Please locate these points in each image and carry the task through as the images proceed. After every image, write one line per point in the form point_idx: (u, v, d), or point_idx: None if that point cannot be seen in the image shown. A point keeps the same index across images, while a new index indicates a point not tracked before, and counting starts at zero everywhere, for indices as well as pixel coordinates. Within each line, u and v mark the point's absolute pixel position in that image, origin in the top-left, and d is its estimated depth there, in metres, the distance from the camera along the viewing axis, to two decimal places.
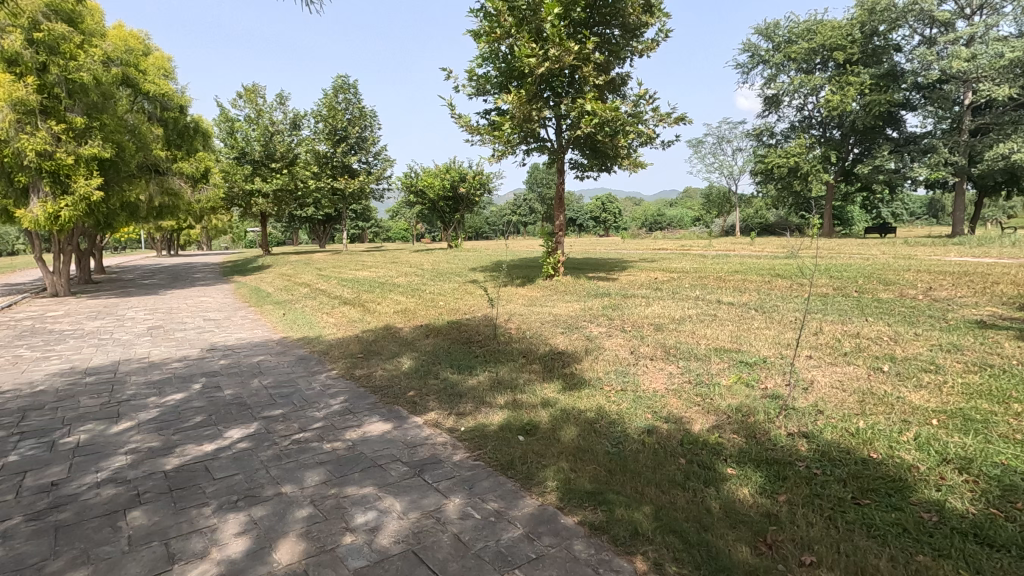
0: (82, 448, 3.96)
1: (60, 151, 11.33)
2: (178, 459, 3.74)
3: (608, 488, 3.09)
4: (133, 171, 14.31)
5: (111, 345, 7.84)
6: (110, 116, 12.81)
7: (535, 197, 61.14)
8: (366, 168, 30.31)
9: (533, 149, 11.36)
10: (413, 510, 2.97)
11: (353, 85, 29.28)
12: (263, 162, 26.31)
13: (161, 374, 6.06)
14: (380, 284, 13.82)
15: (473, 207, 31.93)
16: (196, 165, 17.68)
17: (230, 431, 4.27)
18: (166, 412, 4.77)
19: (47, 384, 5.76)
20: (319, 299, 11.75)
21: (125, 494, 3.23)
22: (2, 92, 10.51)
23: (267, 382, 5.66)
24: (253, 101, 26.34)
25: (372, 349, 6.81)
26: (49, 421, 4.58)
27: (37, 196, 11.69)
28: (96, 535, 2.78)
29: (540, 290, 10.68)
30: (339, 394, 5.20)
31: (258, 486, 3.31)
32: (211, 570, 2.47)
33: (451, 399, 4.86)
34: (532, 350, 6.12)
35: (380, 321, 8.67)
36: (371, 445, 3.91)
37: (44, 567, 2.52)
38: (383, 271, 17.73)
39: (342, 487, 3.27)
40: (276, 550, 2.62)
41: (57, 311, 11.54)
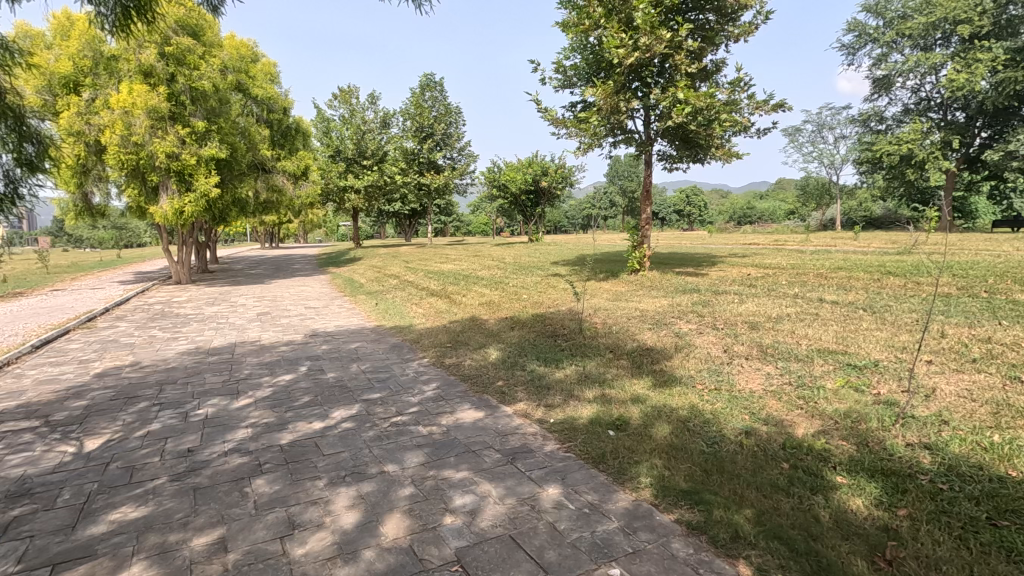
0: (211, 420, 4.42)
1: (185, 152, 12.55)
2: (291, 435, 4.06)
3: (706, 489, 3.01)
4: (243, 170, 15.63)
5: (227, 329, 8.63)
6: (225, 119, 14.13)
7: (616, 190, 59.73)
8: (450, 164, 31.07)
9: (620, 141, 11.19)
10: (509, 496, 3.06)
11: (439, 82, 30.15)
12: (355, 160, 27.74)
13: (271, 357, 6.61)
14: (463, 277, 14.16)
15: (554, 200, 31.85)
16: (297, 163, 19.04)
17: (335, 411, 4.58)
18: (278, 391, 5.20)
19: (177, 362, 6.45)
20: (407, 290, 12.25)
21: (249, 464, 3.57)
22: (140, 101, 11.78)
23: (365, 367, 6.02)
24: (347, 102, 27.85)
25: (460, 339, 7.02)
26: (182, 394, 5.14)
27: (166, 193, 13.01)
28: (228, 498, 3.10)
29: (625, 285, 10.48)
30: (431, 381, 5.42)
31: (363, 464, 3.54)
32: (327, 538, 2.68)
33: (539, 390, 4.92)
34: (619, 346, 6.05)
35: (467, 313, 8.91)
36: (464, 432, 4.05)
37: (188, 523, 2.85)
38: (467, 264, 18.10)
39: (440, 469, 3.42)
40: (384, 524, 2.80)
41: (181, 297, 12.86)
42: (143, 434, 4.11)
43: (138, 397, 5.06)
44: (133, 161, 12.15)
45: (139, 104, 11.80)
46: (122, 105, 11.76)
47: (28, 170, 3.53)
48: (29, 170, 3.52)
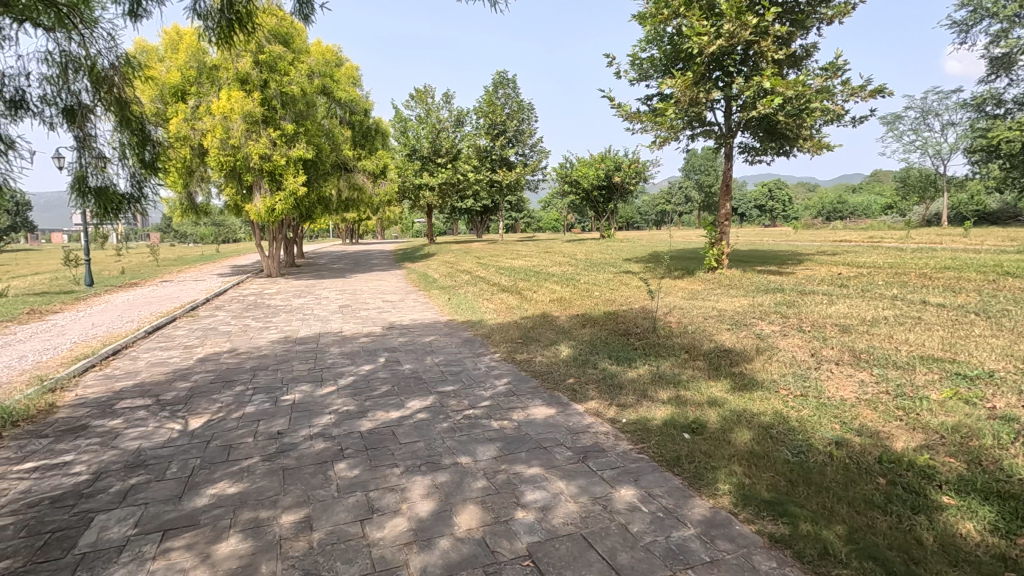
0: (298, 405, 4.70)
1: (276, 153, 13.44)
2: (371, 423, 4.25)
3: (790, 500, 2.84)
4: (327, 170, 16.49)
5: (312, 320, 9.15)
6: (312, 122, 14.99)
7: (692, 184, 57.44)
8: (522, 160, 31.27)
9: (698, 134, 10.77)
10: (582, 495, 3.04)
11: (511, 80, 30.83)
12: (430, 158, 28.48)
13: (352, 347, 6.93)
14: (534, 273, 14.18)
15: (626, 195, 31.17)
16: (376, 162, 19.82)
17: (411, 402, 4.74)
18: (358, 380, 5.45)
19: (269, 349, 6.92)
20: (479, 286, 12.43)
21: (332, 449, 3.77)
22: (237, 107, 12.74)
23: (438, 360, 6.19)
24: (423, 102, 28.63)
25: (531, 335, 7.05)
26: (273, 380, 5.52)
27: (259, 192, 13.96)
28: (313, 480, 3.29)
29: (702, 284, 10.08)
30: (503, 376, 5.48)
31: (437, 455, 3.64)
32: (404, 525, 2.77)
33: (611, 389, 4.84)
34: (695, 346, 5.84)
35: (538, 309, 8.92)
36: (536, 428, 4.06)
37: (279, 500, 3.05)
38: (537, 260, 18.09)
39: (512, 464, 3.45)
40: (458, 515, 2.86)
41: (272, 289, 13.77)
42: (239, 416, 4.45)
43: (235, 381, 5.47)
44: (230, 163, 13.13)
45: (237, 110, 12.75)
46: (222, 111, 12.76)
47: (146, 172, 3.80)
48: (147, 171, 3.80)
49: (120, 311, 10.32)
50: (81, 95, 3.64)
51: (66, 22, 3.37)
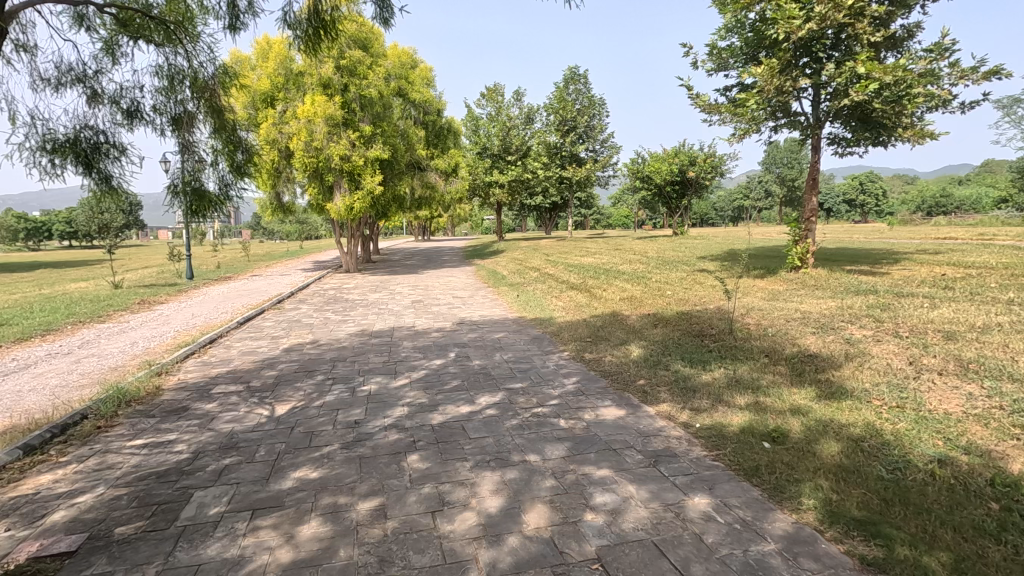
0: (373, 397, 4.90)
1: (355, 154, 14.05)
2: (442, 416, 4.35)
3: (884, 521, 2.63)
4: (402, 169, 17.02)
5: (387, 314, 9.50)
6: (388, 123, 15.53)
7: (773, 178, 54.41)
8: (592, 156, 30.91)
9: (782, 125, 10.19)
10: (653, 501, 2.96)
11: (583, 75, 30.46)
12: (501, 156, 28.73)
13: (424, 341, 7.13)
14: (604, 271, 13.98)
15: (701, 191, 30.04)
16: (448, 161, 20.24)
17: (481, 398, 4.80)
18: (430, 374, 5.60)
19: (347, 342, 7.25)
20: (548, 284, 12.41)
21: (405, 440, 3.89)
22: (321, 111, 13.43)
23: (507, 356, 6.24)
24: (494, 100, 28.95)
25: (601, 334, 6.95)
26: (350, 371, 5.78)
27: (339, 191, 14.66)
28: (387, 470, 3.41)
29: (783, 284, 9.53)
30: (572, 375, 5.44)
31: (506, 451, 3.66)
32: (473, 519, 2.82)
33: (684, 392, 4.69)
34: (777, 350, 5.53)
35: (607, 308, 8.79)
36: (605, 429, 4.00)
37: (355, 487, 3.19)
38: (607, 258, 17.82)
39: (580, 465, 3.41)
40: (527, 513, 2.87)
41: (350, 284, 14.42)
42: (320, 405, 4.69)
43: (316, 371, 5.78)
44: (313, 164, 13.86)
45: (320, 113, 13.45)
46: (307, 115, 13.49)
47: (238, 175, 4.07)
48: (239, 175, 4.06)
49: (216, 302, 11.18)
50: (184, 104, 3.95)
51: (174, 38, 3.69)
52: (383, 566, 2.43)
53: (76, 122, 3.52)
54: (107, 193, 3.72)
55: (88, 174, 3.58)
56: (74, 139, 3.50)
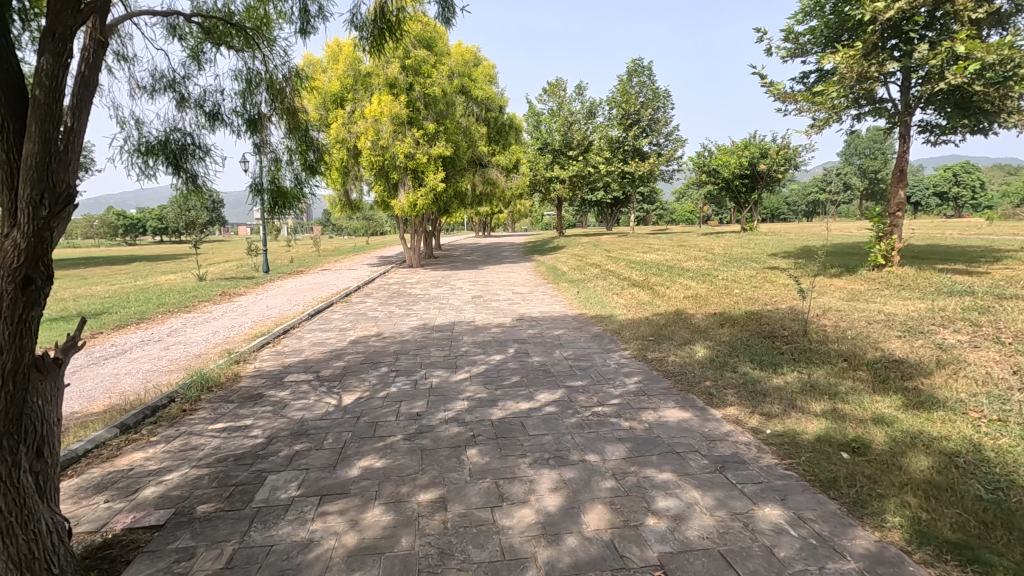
0: (435, 390, 4.99)
1: (419, 152, 14.36)
2: (501, 412, 4.36)
3: (984, 546, 2.39)
4: (464, 166, 17.25)
5: (448, 309, 9.68)
6: (451, 120, 15.76)
7: (853, 170, 50.99)
8: (656, 150, 30.13)
9: (866, 113, 9.51)
10: (719, 508, 2.83)
11: (648, 66, 29.71)
12: (562, 151, 28.55)
13: (484, 337, 7.19)
14: (667, 268, 13.60)
15: (773, 184, 28.59)
16: (509, 157, 20.31)
17: (540, 394, 4.78)
18: (490, 369, 5.64)
19: (409, 335, 7.44)
20: (609, 280, 12.21)
21: (465, 434, 3.93)
22: (387, 110, 13.81)
23: (567, 353, 6.19)
24: (556, 95, 28.80)
25: (664, 333, 6.76)
26: (412, 364, 5.92)
27: (404, 189, 15.04)
28: (448, 463, 3.45)
29: (864, 283, 8.90)
30: (633, 374, 5.31)
31: (565, 449, 3.62)
32: (532, 517, 2.80)
33: (753, 396, 4.47)
34: (857, 354, 5.16)
35: (671, 306, 8.54)
36: (668, 431, 3.88)
37: (417, 478, 3.25)
38: (671, 254, 17.32)
39: (642, 467, 3.33)
40: (586, 513, 2.82)
41: (413, 279, 14.79)
42: (384, 396, 4.83)
43: (381, 363, 5.96)
44: (379, 162, 14.28)
45: (386, 113, 13.84)
46: (374, 114, 13.91)
47: (309, 173, 4.25)
48: (310, 173, 4.24)
49: (289, 295, 11.77)
50: (260, 106, 4.15)
51: (252, 43, 3.88)
52: (443, 558, 2.46)
53: (167, 125, 3.77)
54: (193, 191, 3.98)
55: (177, 173, 3.85)
56: (165, 141, 3.75)
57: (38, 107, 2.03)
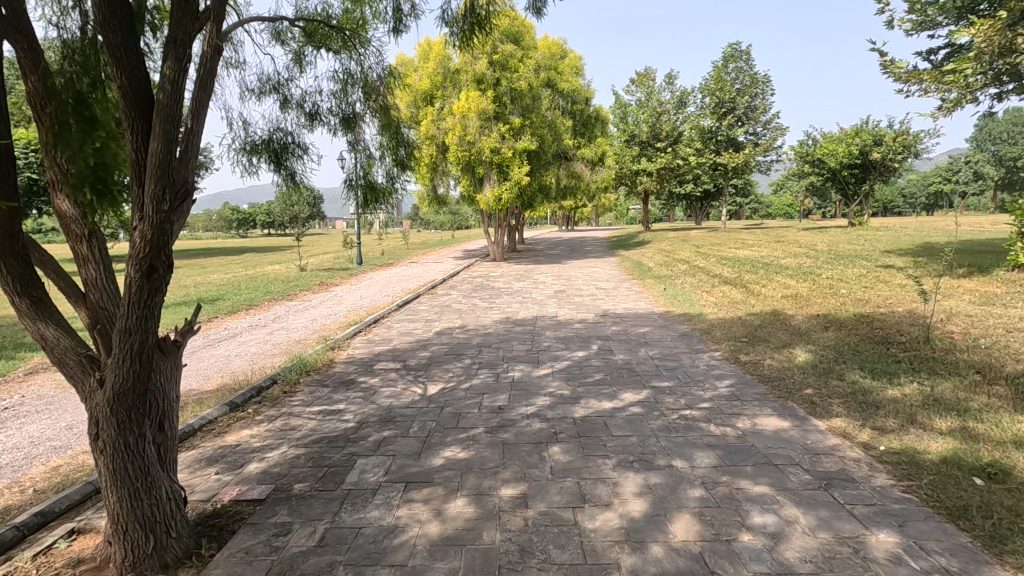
0: (516, 384, 4.98)
1: (505, 146, 14.47)
2: (584, 410, 4.27)
3: None
4: (549, 159, 17.19)
5: (531, 303, 9.68)
6: (537, 114, 15.74)
7: (986, 157, 45.18)
8: (753, 140, 28.41)
9: (1008, 91, 8.34)
10: (822, 530, 2.58)
11: (746, 50, 28.02)
12: (650, 143, 27.67)
13: (566, 332, 7.11)
14: (763, 265, 12.77)
15: (888, 174, 26.00)
16: (594, 150, 19.98)
17: (624, 394, 4.63)
18: (572, 365, 5.56)
19: (492, 328, 7.52)
20: (698, 277, 11.67)
21: (547, 430, 3.89)
22: (474, 106, 14.02)
23: (653, 352, 5.96)
24: (644, 85, 27.92)
25: (760, 335, 6.32)
26: (495, 357, 5.96)
27: (489, 183, 15.24)
28: (529, 459, 3.42)
29: (1000, 286, 7.83)
30: (725, 377, 5.01)
31: (651, 453, 3.48)
32: (615, 521, 2.70)
33: (863, 408, 4.05)
34: (992, 368, 4.53)
35: (767, 306, 7.99)
36: (765, 440, 3.61)
37: (499, 472, 3.25)
38: (767, 250, 16.25)
39: (735, 477, 3.12)
40: (673, 523, 2.68)
41: (496, 272, 14.95)
42: (467, 387, 4.90)
43: (464, 355, 6.06)
44: (466, 158, 14.55)
45: (473, 109, 14.05)
46: (462, 111, 14.18)
47: (400, 168, 4.38)
48: (400, 169, 4.37)
49: (379, 286, 12.33)
50: (355, 105, 4.30)
51: (349, 44, 4.03)
52: (523, 556, 2.44)
53: (271, 126, 4.01)
54: (292, 187, 4.22)
55: (278, 171, 4.09)
56: (269, 140, 3.99)
57: (162, 109, 2.19)
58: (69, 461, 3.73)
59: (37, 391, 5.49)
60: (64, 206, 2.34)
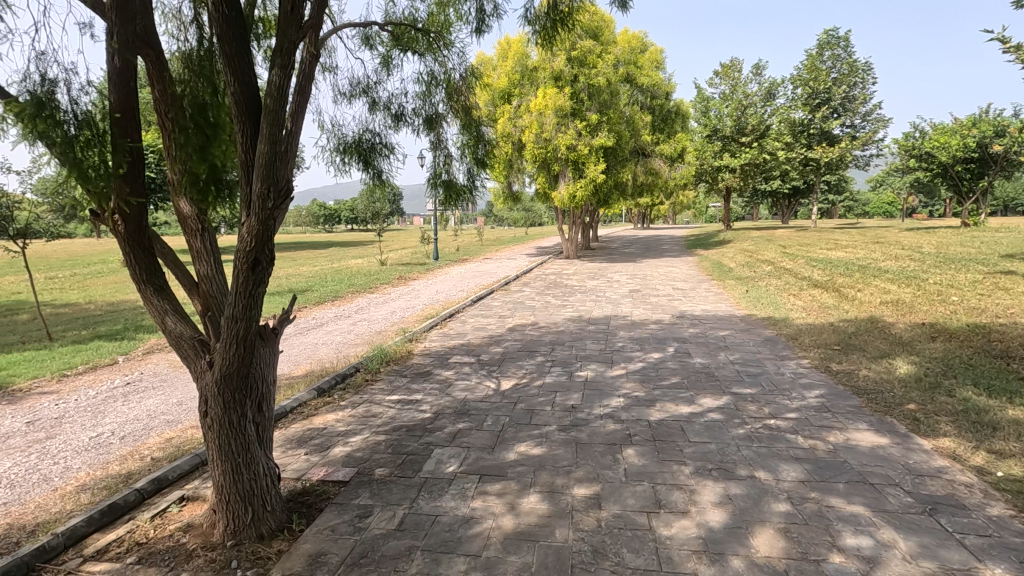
0: (590, 384, 4.94)
1: (581, 143, 14.33)
2: (659, 414, 4.16)
3: None
4: (626, 156, 16.86)
5: (604, 302, 9.55)
6: (615, 109, 15.46)
7: None
8: (850, 132, 26.41)
9: None
10: (926, 558, 2.37)
11: (844, 37, 26.06)
12: (733, 137, 26.49)
13: (641, 333, 6.96)
14: (859, 267, 11.86)
15: (1010, 169, 23.28)
16: (674, 146, 19.36)
17: (703, 399, 4.47)
18: (647, 367, 5.43)
19: (565, 326, 7.50)
20: (784, 279, 11.02)
21: (621, 432, 3.82)
22: (551, 103, 14.00)
23: (734, 357, 5.71)
24: (729, 77, 26.76)
25: (854, 343, 5.88)
26: (568, 355, 5.95)
27: (564, 180, 15.17)
28: (603, 460, 3.39)
29: None
30: (814, 387, 4.70)
31: (731, 462, 3.33)
32: (692, 530, 2.62)
33: (977, 428, 3.66)
34: None
35: (863, 312, 7.42)
36: (859, 457, 3.36)
37: (571, 471, 3.24)
38: (864, 252, 15.08)
39: (825, 494, 2.92)
40: (756, 536, 2.56)
41: (569, 270, 14.90)
42: (540, 385, 4.92)
43: (537, 352, 6.09)
44: (542, 155, 14.57)
45: (550, 105, 14.04)
46: (539, 108, 14.19)
47: (479, 167, 4.45)
48: (479, 167, 4.45)
49: (455, 281, 12.64)
50: (437, 105, 4.42)
51: (434, 46, 4.14)
52: (596, 557, 2.42)
53: (360, 127, 4.21)
54: (379, 185, 4.41)
55: (366, 170, 4.29)
56: (358, 141, 4.19)
57: (269, 113, 2.37)
58: (181, 434, 4.12)
59: (154, 369, 6.11)
60: (182, 204, 2.57)
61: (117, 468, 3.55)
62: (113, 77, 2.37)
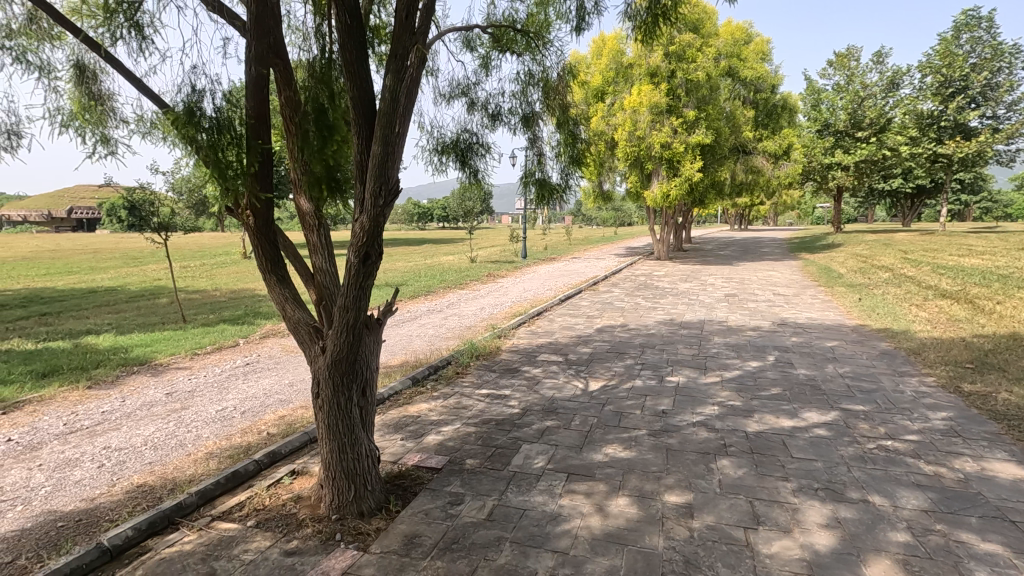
0: (681, 389, 4.77)
1: (676, 141, 13.88)
2: (758, 425, 3.93)
3: None
4: (725, 153, 16.06)
5: (698, 305, 9.17)
6: (714, 105, 14.79)
7: None
8: (990, 125, 23.34)
9: None
10: None
11: (987, 17, 23.04)
12: (848, 132, 24.78)
13: (738, 339, 6.61)
14: (998, 277, 10.49)
15: None
16: (779, 142, 18.16)
17: (807, 413, 4.16)
18: (744, 375, 5.15)
19: (655, 329, 7.29)
20: (905, 288, 9.99)
21: (715, 441, 3.66)
22: (646, 100, 13.69)
23: (844, 370, 5.27)
24: (844, 67, 24.70)
25: (991, 362, 5.21)
26: (659, 359, 5.78)
27: (657, 178, 14.77)
28: (696, 468, 3.26)
29: None
30: (940, 409, 4.22)
31: (840, 483, 3.08)
32: (795, 551, 2.45)
33: None
34: None
35: (1003, 327, 6.56)
36: (996, 490, 2.98)
37: (662, 478, 3.15)
38: (1005, 259, 13.28)
39: (953, 528, 2.63)
40: (868, 565, 2.35)
41: (660, 271, 14.49)
42: (629, 387, 4.82)
43: (626, 354, 5.98)
44: (635, 153, 14.27)
45: (645, 103, 13.69)
46: (633, 105, 13.89)
47: (572, 166, 4.44)
48: (573, 166, 4.44)
49: (542, 280, 12.74)
50: (534, 104, 4.47)
51: (532, 46, 4.19)
52: (688, 568, 2.34)
53: (459, 127, 4.35)
54: (474, 184, 4.53)
55: (463, 169, 4.42)
56: (456, 141, 4.33)
57: (383, 116, 2.52)
58: (292, 413, 4.50)
59: (269, 352, 6.72)
60: (302, 201, 2.80)
61: (239, 439, 3.94)
62: (250, 85, 2.63)
